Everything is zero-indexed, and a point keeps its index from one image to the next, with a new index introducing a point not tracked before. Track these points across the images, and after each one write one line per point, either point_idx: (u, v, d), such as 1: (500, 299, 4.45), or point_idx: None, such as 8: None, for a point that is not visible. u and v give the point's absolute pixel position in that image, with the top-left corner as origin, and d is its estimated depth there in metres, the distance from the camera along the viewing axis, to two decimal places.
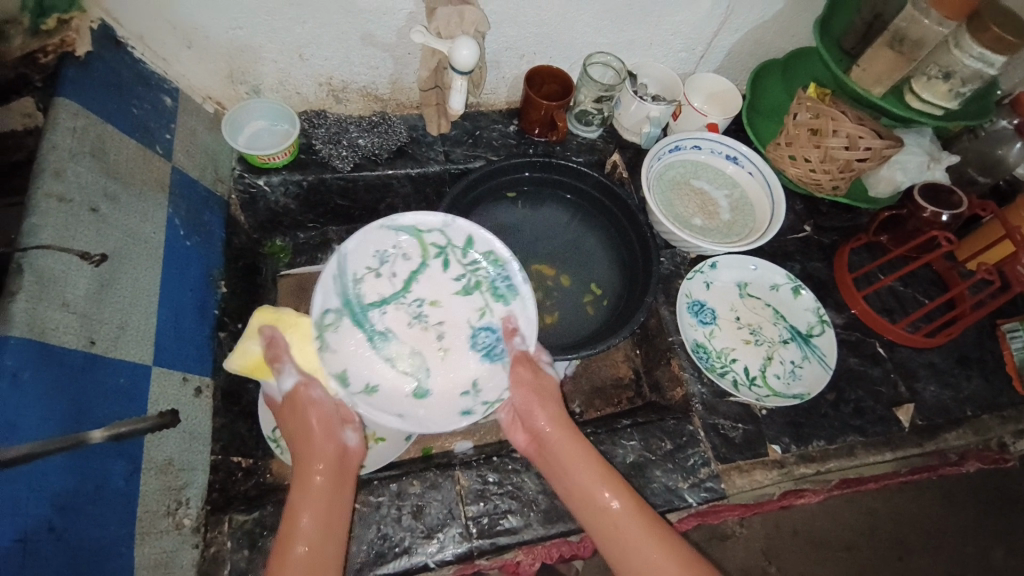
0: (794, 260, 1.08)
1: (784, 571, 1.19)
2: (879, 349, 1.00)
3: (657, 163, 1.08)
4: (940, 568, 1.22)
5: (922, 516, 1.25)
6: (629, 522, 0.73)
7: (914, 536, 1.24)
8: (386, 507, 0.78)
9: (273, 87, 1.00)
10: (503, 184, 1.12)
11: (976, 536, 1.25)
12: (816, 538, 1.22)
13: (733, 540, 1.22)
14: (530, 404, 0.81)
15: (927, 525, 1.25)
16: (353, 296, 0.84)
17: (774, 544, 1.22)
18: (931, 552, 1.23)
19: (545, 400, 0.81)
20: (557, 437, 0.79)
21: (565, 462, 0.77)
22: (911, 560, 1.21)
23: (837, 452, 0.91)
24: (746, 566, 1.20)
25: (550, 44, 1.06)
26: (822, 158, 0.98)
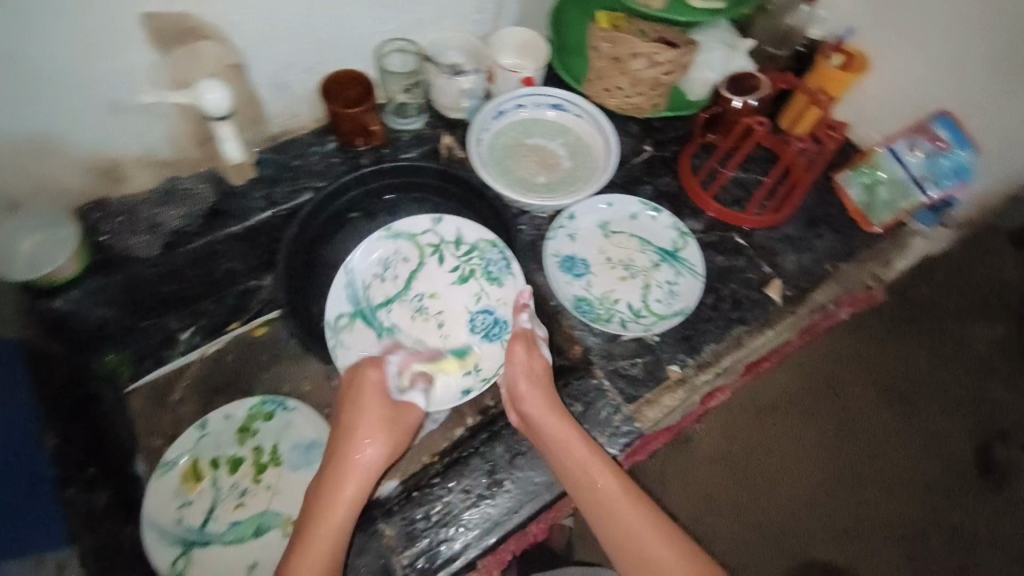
0: (643, 183, 1.10)
1: (746, 447, 1.34)
2: (739, 240, 1.05)
3: (485, 136, 1.06)
4: (871, 390, 1.38)
5: (840, 353, 1.40)
6: (614, 493, 0.78)
7: (840, 372, 1.39)
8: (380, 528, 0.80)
9: (31, 194, 0.86)
10: (342, 207, 1.06)
11: (895, 348, 1.40)
12: (760, 408, 1.37)
13: (696, 438, 1.35)
14: (538, 380, 0.85)
15: (851, 355, 1.40)
16: (364, 301, 0.98)
17: (731, 428, 1.36)
18: (860, 381, 1.38)
19: (534, 375, 0.86)
20: (551, 416, 0.82)
21: (561, 441, 0.80)
22: (844, 391, 1.37)
23: (728, 348, 0.96)
24: (716, 454, 1.33)
25: (333, 48, 0.98)
26: (632, 83, 1.00)
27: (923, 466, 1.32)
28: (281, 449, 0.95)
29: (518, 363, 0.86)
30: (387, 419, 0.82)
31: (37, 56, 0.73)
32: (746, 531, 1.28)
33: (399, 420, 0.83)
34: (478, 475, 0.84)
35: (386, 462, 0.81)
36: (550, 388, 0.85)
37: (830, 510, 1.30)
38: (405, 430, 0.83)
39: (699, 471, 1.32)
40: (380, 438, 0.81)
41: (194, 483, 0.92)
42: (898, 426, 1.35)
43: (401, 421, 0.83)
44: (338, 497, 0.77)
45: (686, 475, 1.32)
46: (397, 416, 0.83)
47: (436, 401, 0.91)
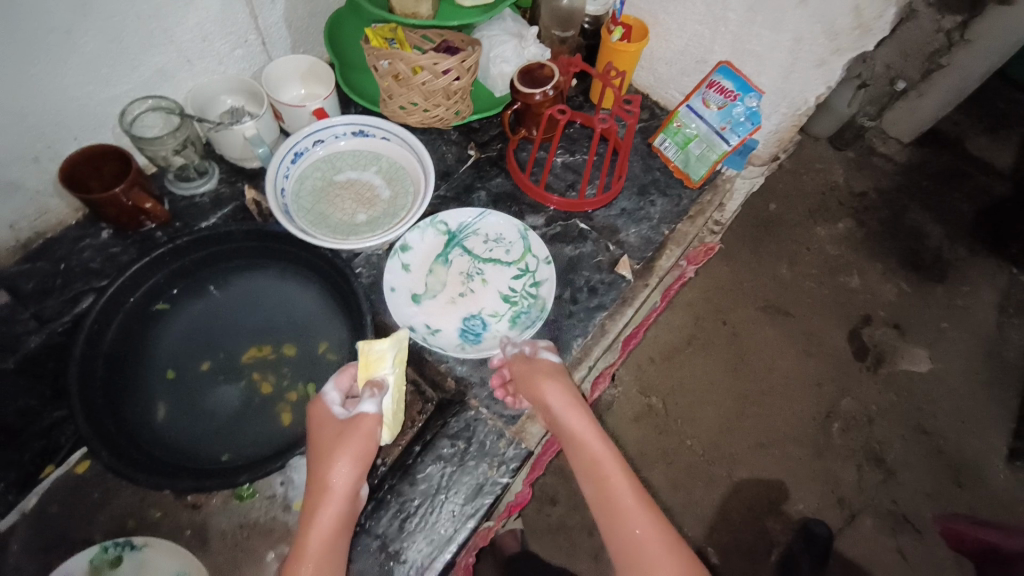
0: (476, 189, 1.06)
1: (663, 396, 1.42)
2: (582, 225, 1.05)
3: (288, 184, 0.96)
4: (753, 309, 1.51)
5: (718, 282, 1.54)
6: (625, 497, 0.74)
7: (722, 303, 1.52)
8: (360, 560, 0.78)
9: None
10: (142, 301, 0.91)
11: (760, 268, 1.56)
12: (666, 354, 1.46)
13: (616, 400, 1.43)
14: (549, 370, 0.83)
15: (731, 286, 1.54)
16: (459, 233, 0.99)
17: (645, 380, 1.44)
18: (740, 303, 1.52)
19: (551, 372, 0.82)
20: (571, 413, 0.80)
21: (574, 433, 0.79)
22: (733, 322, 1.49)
23: (596, 337, 0.96)
24: (635, 410, 1.41)
25: (56, 126, 0.83)
26: (424, 97, 0.93)
27: (807, 366, 1.45)
28: None
29: (521, 373, 0.83)
30: (342, 441, 0.75)
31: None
32: (685, 470, 1.35)
33: (353, 434, 0.75)
34: (382, 536, 0.79)
35: (361, 474, 0.75)
36: (568, 390, 0.82)
37: (745, 433, 1.38)
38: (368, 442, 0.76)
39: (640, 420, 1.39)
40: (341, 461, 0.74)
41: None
42: (785, 337, 1.48)
43: (362, 434, 0.75)
44: (318, 532, 0.71)
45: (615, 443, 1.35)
46: (351, 436, 0.75)
47: (398, 312, 0.92)
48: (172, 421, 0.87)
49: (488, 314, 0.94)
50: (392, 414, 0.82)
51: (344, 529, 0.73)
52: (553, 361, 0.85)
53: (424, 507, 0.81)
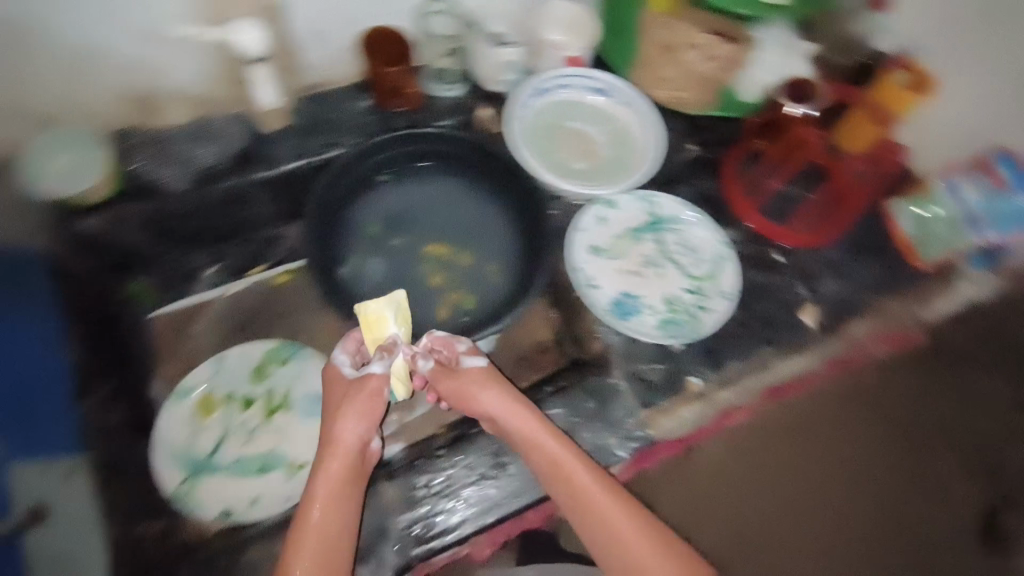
0: (679, 183, 1.03)
1: None
2: (779, 256, 1.00)
3: (526, 114, 1.00)
4: None
5: None
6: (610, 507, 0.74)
7: None
8: (376, 520, 0.80)
9: (69, 117, 0.87)
10: (372, 168, 1.02)
11: None
12: None
13: None
14: (493, 413, 0.81)
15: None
16: (662, 222, 0.98)
17: None
18: None
19: (484, 381, 0.82)
20: (514, 415, 0.80)
21: (528, 439, 0.78)
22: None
23: (753, 368, 0.92)
24: None
25: (370, 1, 0.93)
26: (682, 74, 0.95)
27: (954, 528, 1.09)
28: (294, 397, 0.93)
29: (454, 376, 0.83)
30: (420, 388, 0.81)
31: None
32: None
33: (359, 393, 0.80)
34: (432, 477, 0.82)
35: (368, 430, 0.80)
36: (507, 394, 0.81)
37: None
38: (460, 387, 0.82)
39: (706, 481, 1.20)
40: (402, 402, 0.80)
41: (207, 415, 0.91)
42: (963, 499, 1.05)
43: (369, 394, 0.80)
44: (327, 482, 0.76)
45: None
46: (438, 384, 0.83)
47: (573, 253, 0.95)
48: (356, 274, 1.00)
49: (644, 303, 0.93)
50: (401, 370, 0.85)
51: (356, 473, 0.78)
52: (480, 365, 0.84)
53: None
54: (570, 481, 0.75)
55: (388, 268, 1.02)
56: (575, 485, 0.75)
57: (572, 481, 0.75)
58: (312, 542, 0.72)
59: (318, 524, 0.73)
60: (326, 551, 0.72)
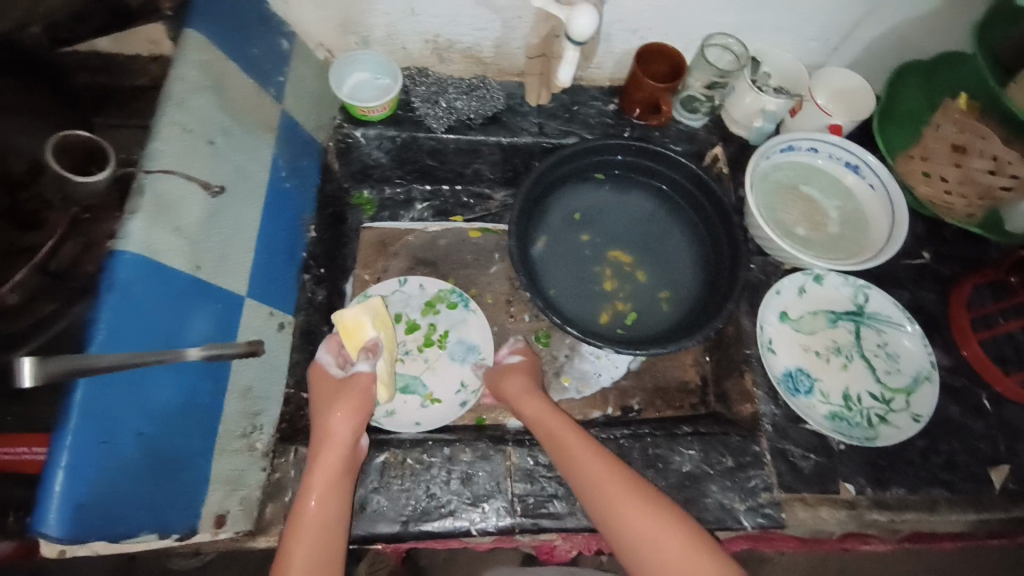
0: (904, 287, 0.96)
1: None
2: (986, 401, 0.90)
3: (765, 162, 0.99)
4: None
5: None
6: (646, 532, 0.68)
7: None
8: (373, 502, 0.77)
9: (381, 41, 1.00)
10: (592, 164, 1.06)
11: None
12: None
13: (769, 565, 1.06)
14: (561, 441, 0.78)
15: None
16: (864, 316, 0.92)
17: None
18: None
19: (514, 371, 0.90)
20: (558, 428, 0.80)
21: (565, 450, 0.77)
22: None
23: (918, 504, 0.83)
24: None
25: (666, 20, 0.98)
26: (960, 180, 0.87)
27: None
28: (449, 338, 1.01)
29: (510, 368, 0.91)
30: (501, 384, 0.89)
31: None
32: None
33: (349, 390, 0.79)
34: (542, 459, 0.82)
35: (361, 427, 0.77)
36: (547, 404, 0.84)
37: None
38: (523, 400, 0.85)
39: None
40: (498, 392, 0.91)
41: None
42: None
43: (357, 391, 0.79)
44: (321, 472, 0.72)
45: None
46: (506, 379, 0.89)
47: (764, 311, 0.92)
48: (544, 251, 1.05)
49: (821, 388, 0.88)
50: (386, 374, 0.86)
51: (348, 470, 0.74)
52: (520, 361, 0.92)
53: (668, 475, 0.82)
54: (641, 536, 0.68)
55: (572, 260, 1.06)
56: (637, 537, 0.68)
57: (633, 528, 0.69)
58: (308, 529, 0.68)
59: (315, 514, 0.69)
60: (322, 542, 0.68)
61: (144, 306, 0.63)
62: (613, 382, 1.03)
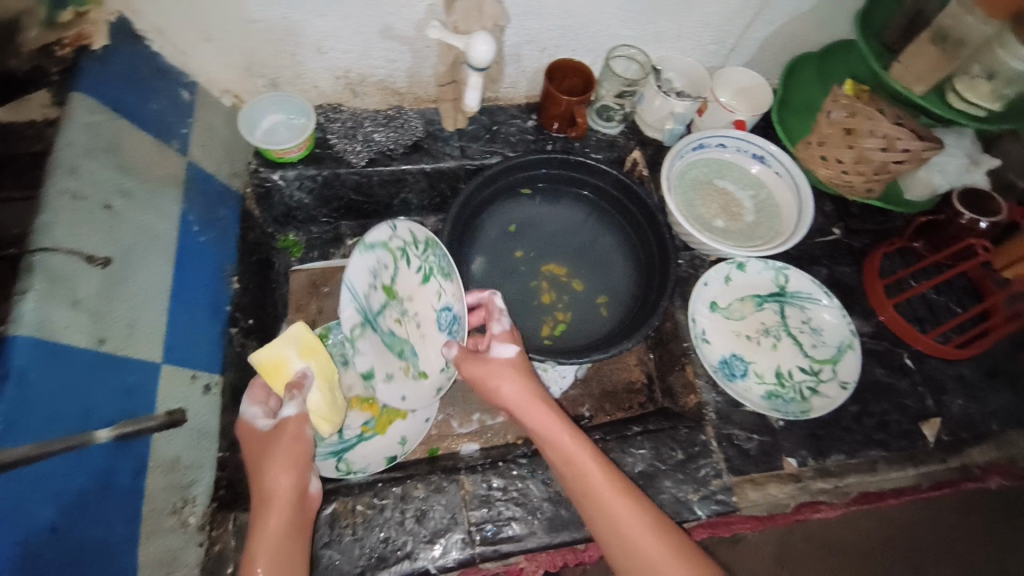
0: (820, 263, 1.02)
1: None
2: (908, 361, 0.95)
3: (679, 162, 1.03)
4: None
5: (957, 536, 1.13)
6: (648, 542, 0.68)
7: (938, 549, 1.12)
8: (324, 557, 0.75)
9: (291, 81, 0.98)
10: (518, 181, 1.08)
11: None
12: (830, 544, 1.11)
13: (743, 543, 1.09)
14: (548, 432, 0.76)
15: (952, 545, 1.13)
16: (787, 296, 0.98)
17: (788, 550, 1.10)
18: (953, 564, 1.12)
19: (510, 372, 0.79)
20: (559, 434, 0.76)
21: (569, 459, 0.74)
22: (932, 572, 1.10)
23: (857, 467, 0.87)
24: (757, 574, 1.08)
25: (572, 37, 0.99)
26: (856, 159, 0.92)
27: None
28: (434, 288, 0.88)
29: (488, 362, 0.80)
30: (489, 386, 0.79)
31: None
32: None
33: (284, 442, 0.73)
34: (495, 483, 0.82)
35: (303, 480, 0.73)
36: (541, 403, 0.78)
37: None
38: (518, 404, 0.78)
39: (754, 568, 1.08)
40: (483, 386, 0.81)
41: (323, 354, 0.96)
42: None
43: (292, 438, 0.74)
44: (264, 545, 0.67)
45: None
46: (496, 381, 0.79)
47: (694, 303, 0.96)
48: (479, 274, 1.05)
49: (754, 370, 0.92)
50: (324, 407, 0.80)
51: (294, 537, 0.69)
52: (507, 353, 0.81)
53: None
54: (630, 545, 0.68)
55: (508, 276, 1.07)
56: (632, 548, 0.67)
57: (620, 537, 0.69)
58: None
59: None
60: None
61: (49, 388, 0.61)
62: (562, 393, 1.04)
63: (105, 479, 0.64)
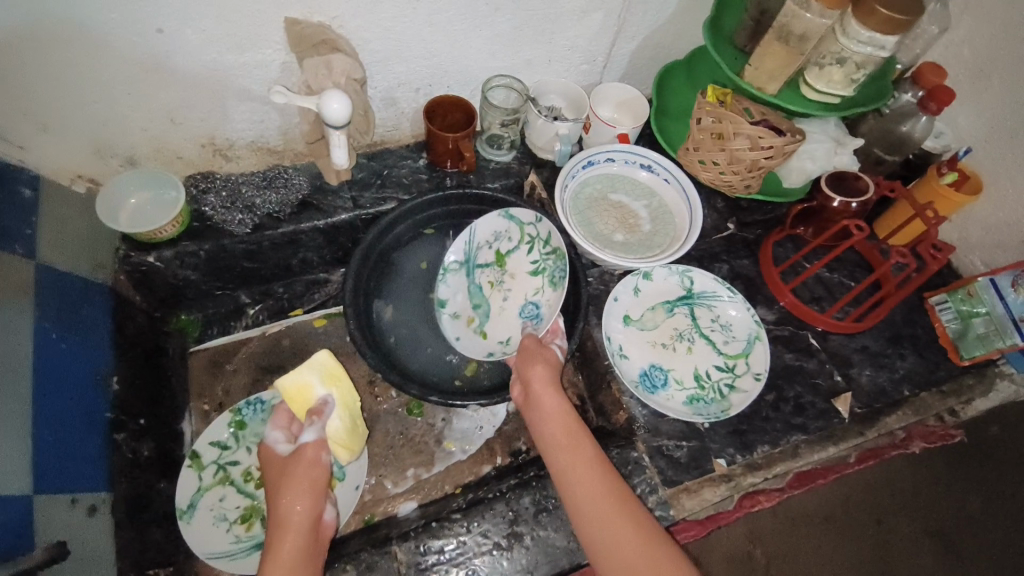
0: (720, 260, 1.06)
1: (768, 555, 1.10)
2: (813, 340, 0.99)
3: (572, 183, 1.04)
4: (925, 530, 1.12)
5: (914, 486, 1.15)
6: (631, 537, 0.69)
7: (897, 501, 1.14)
8: None
9: (151, 156, 0.91)
10: (417, 223, 1.06)
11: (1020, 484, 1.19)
12: (793, 514, 1.13)
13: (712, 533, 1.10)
14: (557, 424, 0.79)
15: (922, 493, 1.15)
16: (694, 297, 1.00)
17: (755, 526, 1.12)
18: (914, 514, 1.13)
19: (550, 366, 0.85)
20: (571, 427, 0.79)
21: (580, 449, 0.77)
22: (891, 523, 1.12)
23: (782, 455, 0.90)
24: (729, 558, 1.09)
25: (444, 74, 0.99)
26: (729, 160, 0.96)
27: None
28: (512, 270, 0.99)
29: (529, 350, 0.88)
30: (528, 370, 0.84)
31: (180, 44, 0.76)
32: None
33: (301, 466, 0.75)
34: (431, 546, 0.78)
35: (318, 505, 0.73)
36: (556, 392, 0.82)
37: None
38: (543, 392, 0.82)
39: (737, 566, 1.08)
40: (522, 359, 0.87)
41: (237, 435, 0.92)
42: None
43: (304, 467, 0.75)
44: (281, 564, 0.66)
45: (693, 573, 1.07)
46: (535, 366, 0.84)
47: (608, 318, 0.96)
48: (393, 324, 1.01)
49: (673, 377, 0.93)
50: (343, 434, 0.85)
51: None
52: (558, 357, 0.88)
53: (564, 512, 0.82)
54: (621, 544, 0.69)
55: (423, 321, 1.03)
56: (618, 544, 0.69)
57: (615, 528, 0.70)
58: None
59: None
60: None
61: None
62: (496, 431, 1.02)
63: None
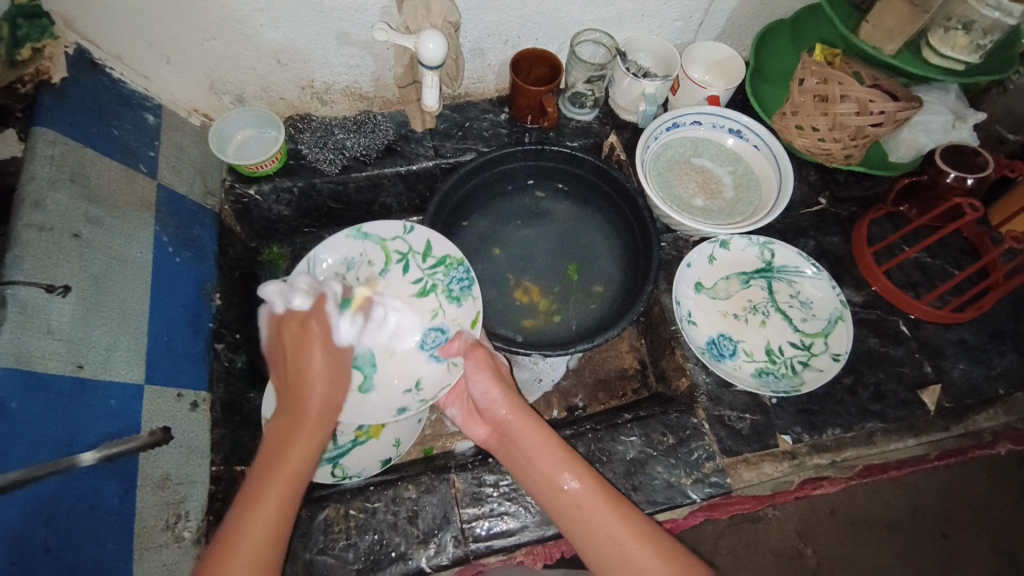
0: (807, 235, 1.00)
1: (823, 555, 1.06)
2: (902, 327, 0.93)
3: (654, 144, 1.01)
4: (993, 549, 1.07)
5: (984, 497, 1.10)
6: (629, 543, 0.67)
7: (962, 512, 1.09)
8: (367, 540, 0.77)
9: (257, 95, 0.99)
10: (496, 176, 1.06)
11: None
12: (854, 519, 1.08)
13: (765, 522, 1.08)
14: (514, 432, 0.77)
15: (974, 499, 1.10)
16: (774, 271, 0.96)
17: (810, 526, 1.08)
18: (983, 531, 1.08)
19: (499, 376, 0.81)
20: (526, 429, 0.77)
21: (533, 447, 0.75)
22: (957, 538, 1.07)
23: (853, 440, 0.86)
24: (781, 550, 1.07)
25: (533, 26, 0.98)
26: (831, 126, 0.89)
27: None
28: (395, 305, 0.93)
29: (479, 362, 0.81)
30: (469, 378, 0.81)
31: None
32: None
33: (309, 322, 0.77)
34: (487, 479, 0.82)
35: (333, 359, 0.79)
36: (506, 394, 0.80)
37: None
38: (490, 403, 0.80)
39: (754, 567, 1.05)
40: (489, 426, 0.81)
41: None
42: None
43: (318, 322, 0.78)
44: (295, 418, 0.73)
45: (739, 559, 1.05)
46: (477, 381, 0.81)
47: (679, 283, 0.94)
48: None
49: (743, 349, 0.91)
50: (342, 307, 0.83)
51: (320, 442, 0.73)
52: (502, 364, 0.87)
53: (615, 466, 0.83)
54: (617, 545, 0.67)
55: (488, 272, 1.05)
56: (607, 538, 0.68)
57: (594, 534, 0.69)
58: (253, 536, 0.63)
59: (268, 532, 0.64)
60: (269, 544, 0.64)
61: (25, 420, 0.62)
62: (554, 385, 1.05)
63: (92, 500, 0.66)
